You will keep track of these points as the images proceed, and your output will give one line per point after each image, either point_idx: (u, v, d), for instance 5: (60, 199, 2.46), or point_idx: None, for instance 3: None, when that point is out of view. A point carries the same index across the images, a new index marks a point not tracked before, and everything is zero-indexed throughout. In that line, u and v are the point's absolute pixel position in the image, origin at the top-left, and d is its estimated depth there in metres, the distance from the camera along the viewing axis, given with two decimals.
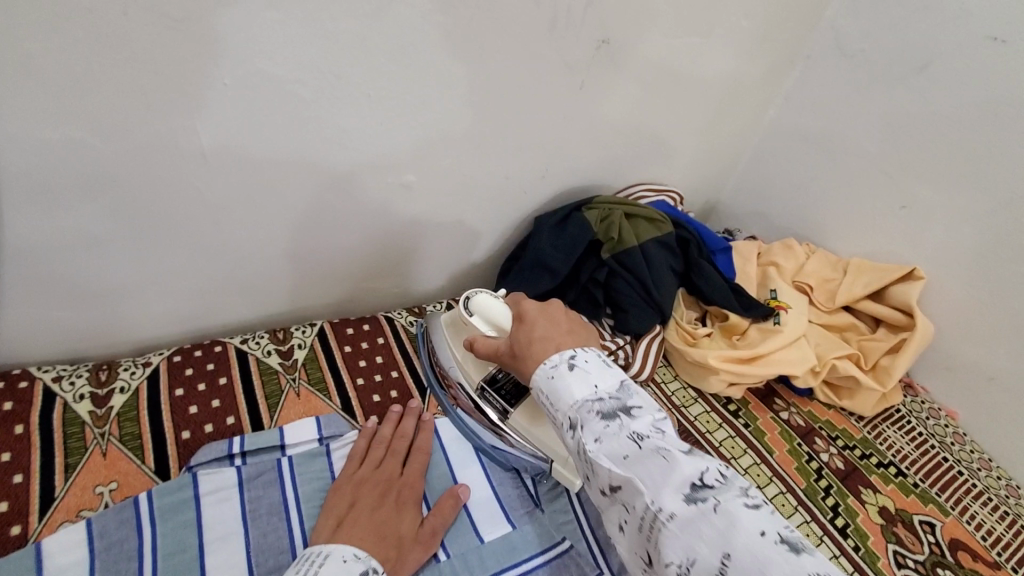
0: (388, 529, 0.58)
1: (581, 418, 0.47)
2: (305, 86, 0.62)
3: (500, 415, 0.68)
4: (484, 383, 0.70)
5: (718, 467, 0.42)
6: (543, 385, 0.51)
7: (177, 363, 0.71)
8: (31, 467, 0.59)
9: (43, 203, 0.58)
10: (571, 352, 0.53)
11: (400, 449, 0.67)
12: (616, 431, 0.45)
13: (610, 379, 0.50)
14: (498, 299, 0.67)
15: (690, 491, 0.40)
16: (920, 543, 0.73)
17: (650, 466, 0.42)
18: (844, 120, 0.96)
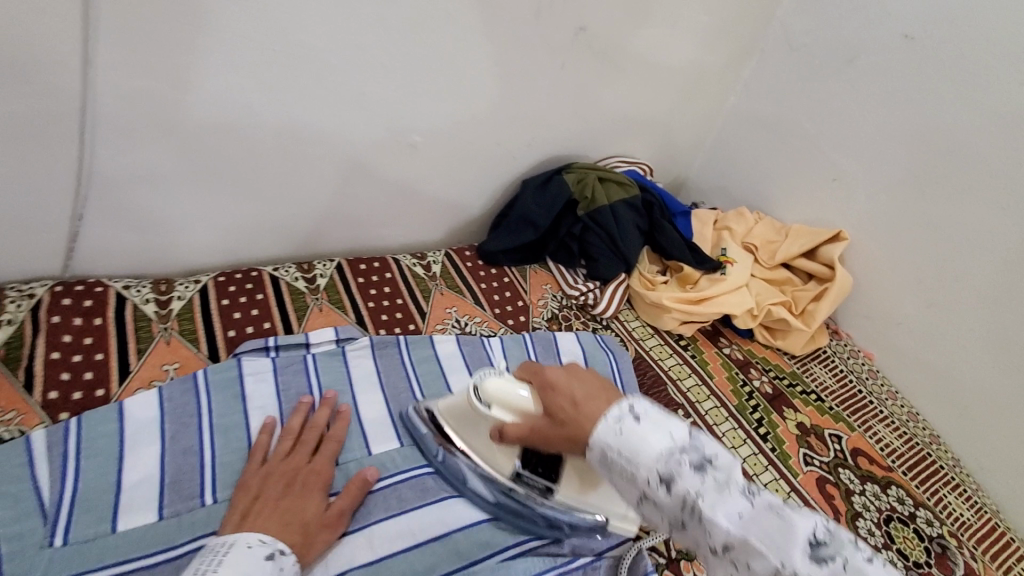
0: (294, 514, 0.59)
1: (676, 475, 0.45)
2: (335, 55, 0.78)
3: (541, 493, 0.67)
4: (519, 466, 0.68)
5: (820, 518, 0.44)
6: (617, 442, 0.48)
7: (222, 281, 0.86)
8: (110, 348, 0.74)
9: (126, 139, 0.73)
10: (627, 402, 0.51)
11: (310, 439, 0.68)
12: (718, 490, 0.44)
13: (684, 430, 0.48)
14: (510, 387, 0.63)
15: (812, 549, 0.41)
16: (827, 449, 0.90)
17: (768, 527, 0.42)
18: (790, 105, 1.12)
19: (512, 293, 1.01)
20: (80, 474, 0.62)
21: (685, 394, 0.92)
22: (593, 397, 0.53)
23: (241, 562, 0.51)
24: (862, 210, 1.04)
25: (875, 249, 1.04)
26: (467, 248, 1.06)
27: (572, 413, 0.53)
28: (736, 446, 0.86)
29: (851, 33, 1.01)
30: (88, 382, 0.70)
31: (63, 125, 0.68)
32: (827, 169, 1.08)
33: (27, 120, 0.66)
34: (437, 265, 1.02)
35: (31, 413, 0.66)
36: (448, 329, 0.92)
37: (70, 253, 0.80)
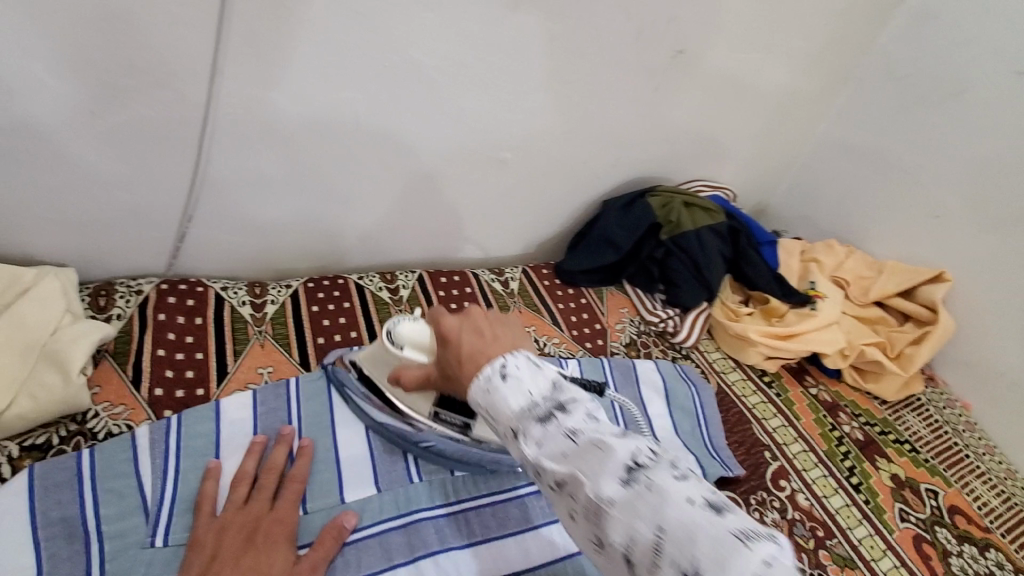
0: (260, 570, 0.54)
1: (522, 429, 0.43)
2: (439, 72, 0.79)
3: (460, 430, 0.70)
4: (437, 407, 0.70)
5: (650, 444, 0.41)
6: (479, 399, 0.45)
7: (311, 288, 0.88)
8: (210, 349, 0.76)
9: (236, 146, 0.75)
10: (504, 359, 0.46)
11: (270, 483, 0.63)
12: (554, 432, 0.41)
13: (544, 380, 0.45)
14: (416, 324, 0.68)
15: (626, 476, 0.39)
16: (923, 505, 0.84)
17: (589, 459, 0.40)
18: (890, 136, 1.07)
19: (589, 315, 0.99)
20: (180, 474, 0.63)
21: (771, 436, 0.88)
22: (477, 355, 0.48)
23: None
24: (968, 251, 0.99)
25: (979, 292, 0.98)
26: (544, 267, 1.06)
27: (456, 369, 0.49)
28: (827, 495, 0.82)
29: (964, 64, 0.96)
30: (189, 381, 0.72)
31: (184, 132, 0.71)
32: (928, 205, 1.03)
33: (153, 126, 0.70)
34: (515, 281, 1.01)
35: (138, 408, 0.68)
36: None
37: (175, 254, 0.83)
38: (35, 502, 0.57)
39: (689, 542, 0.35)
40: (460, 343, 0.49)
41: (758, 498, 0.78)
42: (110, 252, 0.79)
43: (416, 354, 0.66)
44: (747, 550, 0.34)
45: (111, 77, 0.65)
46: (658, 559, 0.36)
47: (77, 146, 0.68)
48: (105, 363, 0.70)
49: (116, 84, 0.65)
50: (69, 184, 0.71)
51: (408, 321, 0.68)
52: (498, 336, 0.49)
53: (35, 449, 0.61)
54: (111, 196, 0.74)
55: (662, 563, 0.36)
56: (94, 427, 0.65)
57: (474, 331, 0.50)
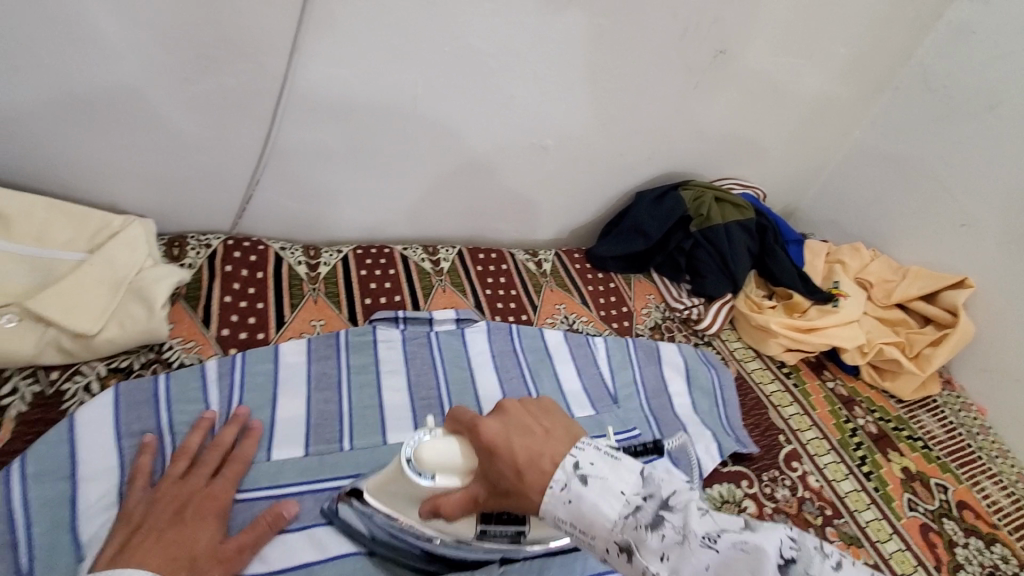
0: (181, 546, 0.53)
1: (639, 541, 0.42)
2: (494, 58, 0.85)
3: (510, 540, 0.59)
4: (481, 524, 0.57)
5: (782, 532, 0.43)
6: (566, 516, 0.44)
7: (360, 254, 0.95)
8: (269, 300, 0.83)
9: (306, 116, 0.83)
10: (573, 458, 0.46)
11: (211, 460, 0.62)
12: (682, 541, 0.41)
13: (631, 476, 0.45)
14: (438, 440, 0.55)
15: (782, 573, 0.40)
16: (931, 497, 0.87)
17: (736, 564, 0.40)
18: (921, 145, 1.10)
19: (617, 298, 1.04)
20: (243, 403, 0.70)
21: (787, 422, 0.91)
22: (536, 458, 0.46)
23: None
24: (992, 260, 1.01)
25: (1001, 299, 1.00)
26: (576, 252, 1.11)
27: (513, 478, 0.46)
28: (837, 479, 0.85)
29: (997, 76, 0.99)
30: (252, 325, 0.79)
31: (262, 100, 0.79)
32: (955, 213, 1.06)
33: (237, 93, 0.78)
34: (548, 263, 1.07)
35: (207, 345, 0.75)
36: (557, 324, 0.96)
37: (240, 213, 0.91)
38: (119, 415, 0.65)
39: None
40: (509, 448, 0.47)
41: (770, 476, 0.82)
42: (184, 208, 0.87)
43: (446, 479, 0.54)
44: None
45: (205, 47, 0.72)
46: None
47: (168, 107, 0.76)
48: (179, 304, 0.78)
49: (208, 53, 0.73)
50: (157, 142, 0.79)
51: (425, 441, 0.55)
52: (549, 431, 0.48)
53: (120, 370, 0.70)
54: (192, 156, 0.82)
55: None
56: (169, 356, 0.72)
57: (522, 430, 0.48)
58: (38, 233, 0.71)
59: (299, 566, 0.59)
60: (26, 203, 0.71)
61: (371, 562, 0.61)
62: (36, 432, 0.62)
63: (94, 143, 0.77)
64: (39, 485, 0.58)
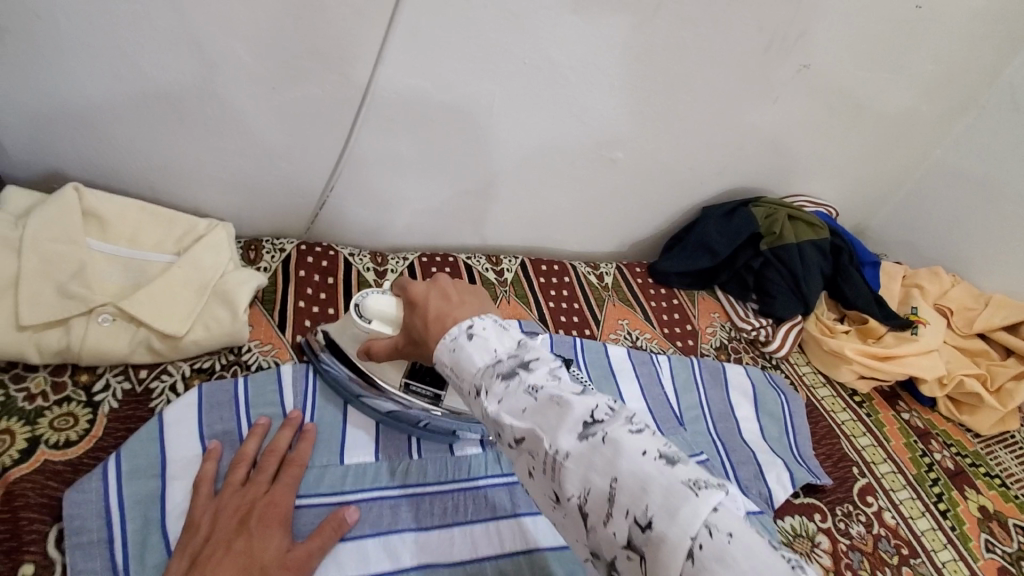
0: (249, 556, 0.53)
1: (484, 385, 0.44)
2: (572, 71, 0.85)
3: (432, 400, 0.71)
4: (406, 378, 0.71)
5: (608, 400, 0.42)
6: (447, 359, 0.48)
7: (425, 262, 0.95)
8: (339, 306, 0.84)
9: (383, 125, 0.84)
10: (470, 322, 0.49)
11: (269, 465, 0.62)
12: (515, 390, 0.43)
13: (508, 341, 0.47)
14: (384, 296, 0.66)
15: (580, 428, 0.40)
16: (1011, 539, 0.82)
17: (548, 414, 0.41)
18: (1011, 166, 1.04)
19: (681, 315, 1.02)
20: (316, 409, 0.72)
21: (859, 453, 0.88)
22: (441, 317, 0.51)
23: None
24: None
25: None
26: (637, 265, 1.09)
27: (422, 329, 0.52)
28: (913, 517, 0.81)
29: None
30: (324, 331, 0.81)
31: (344, 108, 0.81)
32: None
33: (320, 102, 0.79)
34: (609, 276, 1.05)
35: (283, 349, 0.77)
36: (620, 340, 0.95)
37: (313, 218, 0.92)
38: (202, 416, 0.66)
39: (637, 486, 0.37)
40: (426, 305, 0.53)
41: (844, 510, 0.79)
42: (261, 211, 0.90)
43: (382, 326, 0.65)
44: (691, 495, 0.36)
45: (294, 57, 0.74)
46: (609, 506, 0.37)
47: (255, 114, 0.78)
48: (256, 308, 0.79)
49: (298, 63, 0.75)
50: (241, 148, 0.81)
51: (373, 295, 0.67)
52: (463, 301, 0.52)
53: (202, 372, 0.71)
54: (272, 161, 0.84)
55: (612, 508, 0.37)
56: (248, 359, 0.74)
57: (441, 296, 0.53)
58: (131, 236, 0.74)
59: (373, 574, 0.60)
60: (121, 205, 0.74)
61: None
62: (126, 430, 0.65)
63: (184, 148, 0.79)
64: (132, 482, 0.60)
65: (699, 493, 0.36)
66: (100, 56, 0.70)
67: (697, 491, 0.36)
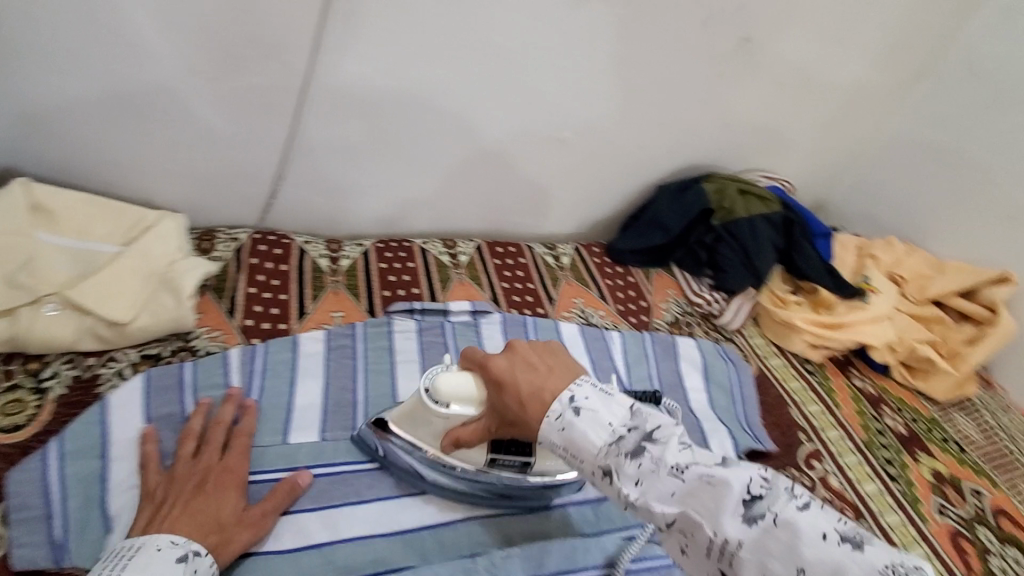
0: (206, 515, 0.57)
1: (616, 466, 0.49)
2: (515, 53, 0.86)
3: (518, 470, 0.66)
4: (492, 453, 0.65)
5: (758, 472, 0.47)
6: (558, 439, 0.51)
7: (381, 248, 0.97)
8: (291, 291, 0.86)
9: (330, 111, 0.86)
10: (569, 393, 0.52)
11: (218, 436, 0.65)
12: (656, 471, 0.47)
13: (620, 409, 0.51)
14: (457, 375, 0.61)
15: (745, 511, 0.44)
16: (965, 502, 0.82)
17: (704, 499, 0.45)
18: (961, 137, 1.05)
19: (636, 293, 1.03)
20: (263, 390, 0.74)
21: (808, 420, 0.89)
22: (539, 393, 0.53)
23: (144, 570, 0.51)
24: None
25: None
26: (595, 246, 1.10)
27: (518, 411, 0.54)
28: (860, 480, 0.82)
29: None
30: (273, 315, 0.82)
31: (289, 95, 0.82)
32: (993, 210, 1.02)
33: (265, 91, 0.81)
34: (567, 257, 1.06)
35: (232, 334, 0.79)
36: (573, 317, 0.96)
37: (267, 207, 0.94)
38: (148, 399, 0.68)
39: (829, 571, 0.40)
40: (516, 384, 0.54)
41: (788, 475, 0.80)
42: (216, 202, 0.91)
43: (463, 409, 0.60)
44: None
45: (234, 47, 0.76)
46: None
47: (201, 105, 0.80)
48: (206, 296, 0.81)
49: (239, 54, 0.77)
50: (189, 139, 0.83)
51: (443, 374, 0.61)
52: (551, 367, 0.54)
53: (150, 356, 0.74)
54: (222, 152, 0.86)
55: None
56: (196, 345, 0.76)
57: (525, 365, 0.55)
58: (80, 228, 0.76)
59: (312, 546, 0.62)
60: (70, 198, 0.76)
61: (380, 545, 0.64)
62: (73, 414, 0.66)
63: (133, 140, 0.81)
64: (75, 462, 0.62)
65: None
66: (42, 51, 0.71)
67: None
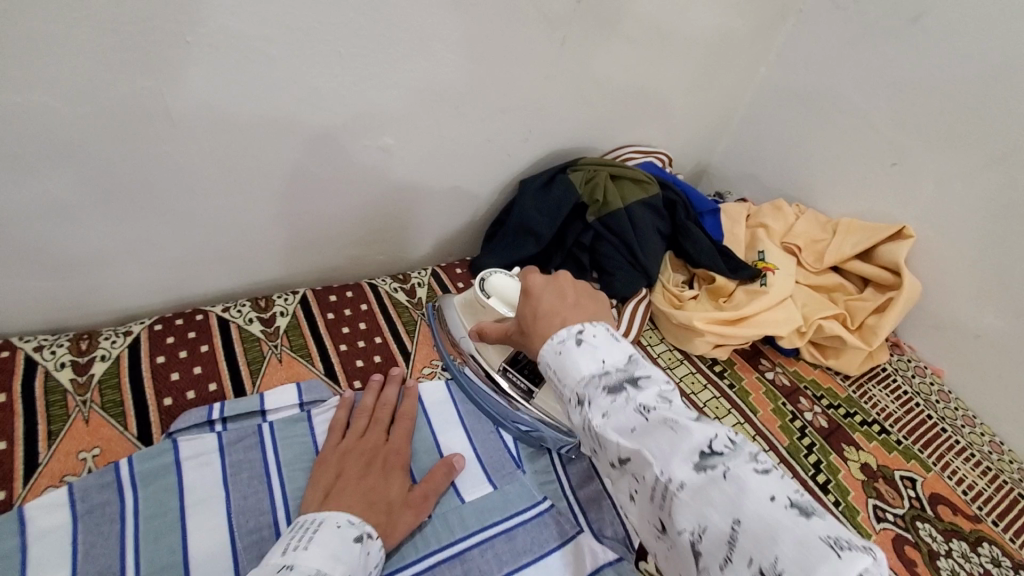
0: (377, 493, 0.58)
1: (588, 396, 0.46)
2: (274, 44, 0.60)
3: (523, 395, 0.70)
4: (506, 363, 0.72)
5: (727, 432, 0.42)
6: (550, 360, 0.50)
7: (158, 332, 0.71)
8: (14, 434, 0.59)
9: (5, 170, 0.57)
10: (579, 327, 0.51)
11: (384, 417, 0.67)
12: (623, 405, 0.44)
13: (619, 354, 0.49)
14: (514, 281, 0.70)
15: (697, 458, 0.40)
16: (900, 498, 0.74)
17: (659, 439, 0.41)
18: (836, 78, 0.93)
19: None
20: None
21: None
22: (554, 311, 0.54)
23: (331, 544, 0.49)
24: (926, 201, 0.86)
25: (939, 248, 0.86)
26: (457, 265, 0.91)
27: (530, 321, 0.55)
28: None
29: None
30: None
31: None
32: (882, 151, 0.89)
33: None
34: (423, 289, 0.86)
35: None
36: (437, 373, 0.76)
37: None
38: None
39: (766, 534, 0.35)
40: (539, 298, 0.56)
41: None
42: None
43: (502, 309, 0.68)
44: (834, 554, 0.33)
45: None
46: (728, 548, 0.36)
47: None
48: None
49: None
50: None
51: (502, 275, 0.71)
52: (579, 302, 0.56)
53: None
54: None
55: (731, 554, 0.35)
56: None
57: (556, 293, 0.57)
58: None
59: None
60: None
61: None
62: None
63: None
64: None
65: (844, 552, 0.33)
66: None
67: (840, 551, 0.33)
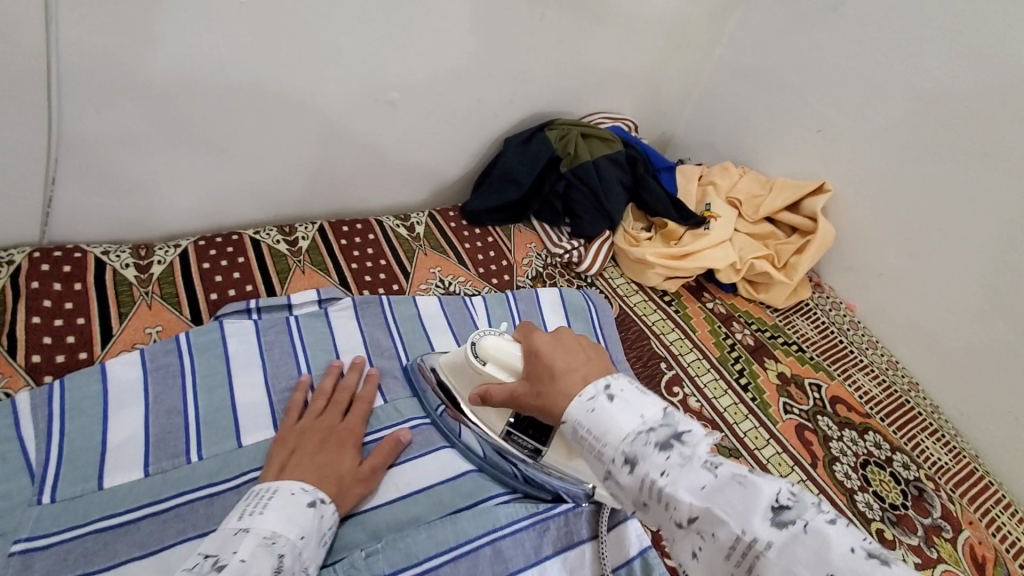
0: (330, 468, 0.62)
1: (641, 454, 0.43)
2: (306, 7, 0.75)
3: (530, 454, 0.68)
4: (509, 426, 0.69)
5: (787, 482, 0.41)
6: (584, 420, 0.47)
7: (202, 245, 0.86)
8: (92, 313, 0.75)
9: (89, 98, 0.71)
10: (603, 381, 0.49)
11: (342, 401, 0.70)
12: (684, 463, 0.42)
13: (654, 406, 0.46)
14: (509, 342, 0.64)
15: (773, 514, 0.38)
16: (806, 397, 0.91)
17: (731, 496, 0.40)
18: (777, 58, 1.09)
19: (496, 252, 1.00)
20: (65, 434, 0.62)
21: (668, 348, 0.93)
22: (573, 367, 0.52)
23: (284, 510, 0.54)
24: (844, 163, 1.02)
25: (854, 201, 1.03)
26: (451, 209, 1.05)
27: (549, 381, 0.53)
28: (716, 396, 0.88)
29: None
30: (70, 346, 0.71)
31: (30, 86, 0.67)
32: (811, 120, 1.06)
33: None
34: (421, 225, 1.01)
35: (16, 377, 0.67)
36: (431, 289, 0.92)
37: (47, 219, 0.79)
38: None
39: None
40: (552, 358, 0.54)
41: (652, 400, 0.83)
42: None
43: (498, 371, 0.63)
44: None
45: None
46: None
47: None
48: None
49: None
50: None
51: (494, 338, 0.65)
52: (590, 359, 0.53)
53: None
54: None
55: None
56: None
57: (566, 349, 0.55)
58: None
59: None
60: None
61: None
62: None
63: None
64: None
65: None
66: None
67: None
